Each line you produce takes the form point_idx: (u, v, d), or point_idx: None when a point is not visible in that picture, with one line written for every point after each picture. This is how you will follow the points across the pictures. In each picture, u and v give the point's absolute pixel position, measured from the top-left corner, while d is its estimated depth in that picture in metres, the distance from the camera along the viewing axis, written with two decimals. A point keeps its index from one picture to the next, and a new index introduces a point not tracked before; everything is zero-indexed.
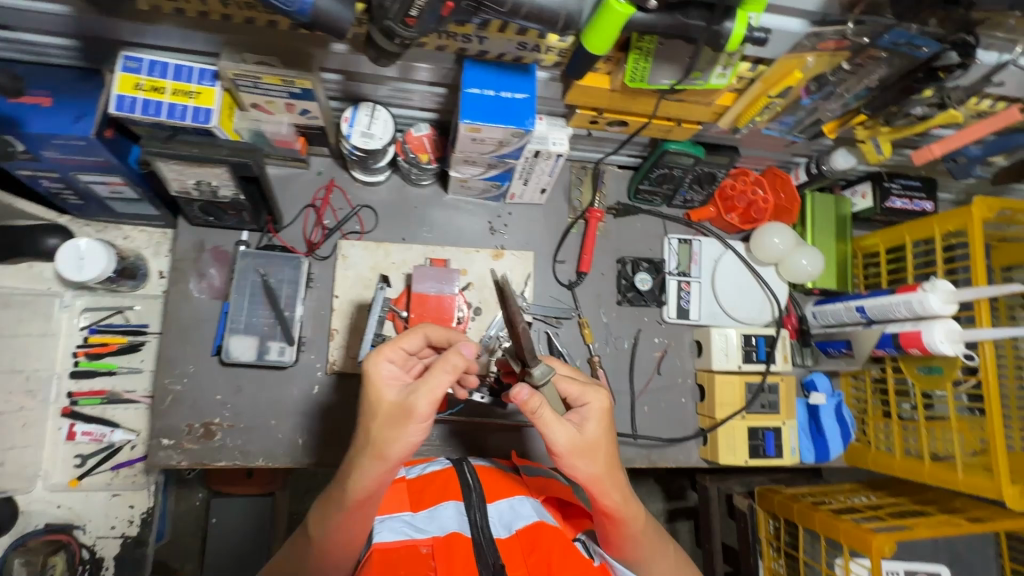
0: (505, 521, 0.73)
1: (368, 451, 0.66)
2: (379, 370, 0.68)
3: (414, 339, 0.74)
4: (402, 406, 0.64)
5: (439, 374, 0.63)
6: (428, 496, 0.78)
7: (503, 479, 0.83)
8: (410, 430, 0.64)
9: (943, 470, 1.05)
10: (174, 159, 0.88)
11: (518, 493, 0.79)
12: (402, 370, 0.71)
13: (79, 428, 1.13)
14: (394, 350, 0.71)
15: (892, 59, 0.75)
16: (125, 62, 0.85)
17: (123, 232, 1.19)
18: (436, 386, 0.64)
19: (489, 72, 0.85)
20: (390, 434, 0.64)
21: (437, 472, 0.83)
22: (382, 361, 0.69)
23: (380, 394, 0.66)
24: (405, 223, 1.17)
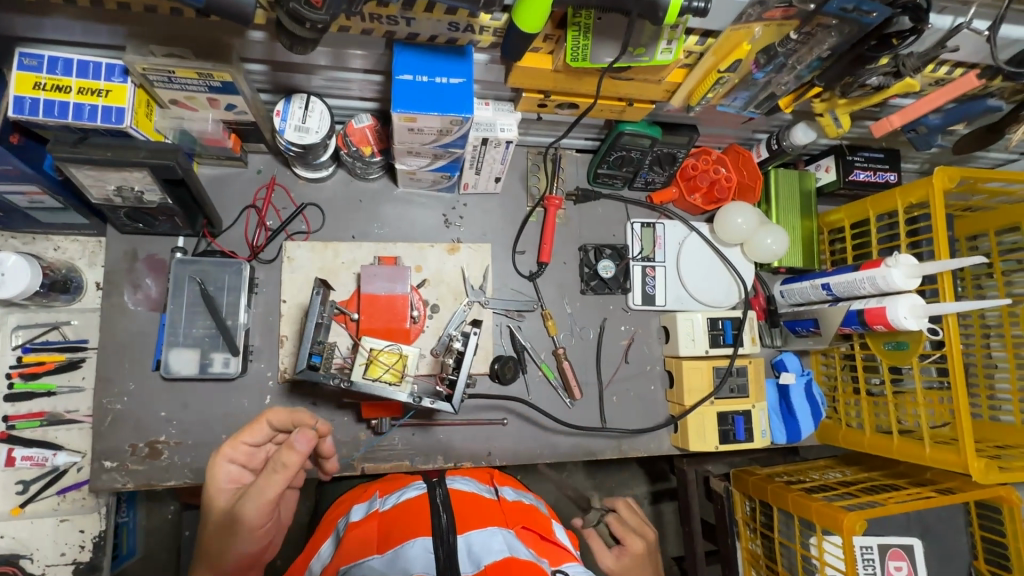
0: (476, 555, 0.72)
1: (205, 563, 0.77)
2: (219, 473, 0.82)
3: (257, 433, 0.83)
4: (226, 519, 0.77)
5: (271, 477, 0.75)
6: (397, 533, 0.76)
7: (477, 507, 0.82)
8: (240, 539, 0.77)
9: (911, 445, 1.05)
10: (87, 164, 0.81)
11: (492, 524, 0.78)
12: (241, 469, 0.84)
13: (18, 453, 1.07)
14: (234, 450, 0.83)
15: (841, 26, 0.70)
16: (22, 60, 0.78)
17: (53, 242, 1.11)
18: (271, 486, 0.75)
19: (421, 57, 0.79)
20: (224, 540, 0.77)
21: (408, 505, 0.82)
22: (221, 465, 0.83)
23: (214, 499, 0.81)
24: (354, 220, 1.11)
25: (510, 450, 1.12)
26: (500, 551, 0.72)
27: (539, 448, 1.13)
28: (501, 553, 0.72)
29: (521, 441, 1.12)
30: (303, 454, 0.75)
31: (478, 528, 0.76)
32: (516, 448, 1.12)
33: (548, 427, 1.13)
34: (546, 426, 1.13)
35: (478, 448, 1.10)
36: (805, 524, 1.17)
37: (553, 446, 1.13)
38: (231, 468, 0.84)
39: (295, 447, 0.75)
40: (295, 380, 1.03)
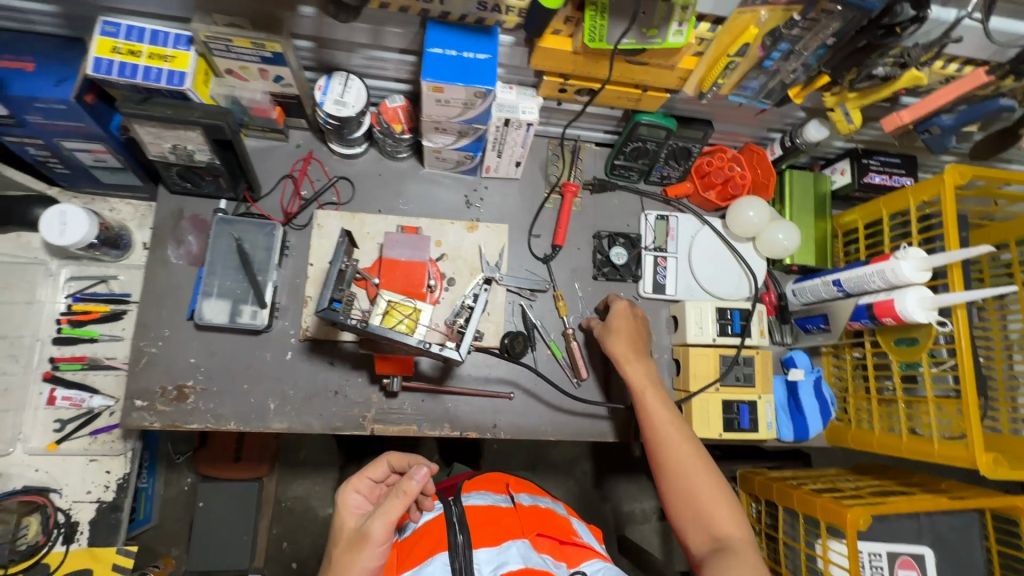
0: (493, 564, 0.81)
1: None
2: (348, 500, 0.87)
3: (380, 470, 0.91)
4: (360, 533, 0.79)
5: (392, 502, 0.78)
6: (416, 554, 0.84)
7: (493, 519, 0.89)
8: (367, 554, 0.77)
9: (920, 443, 1.04)
10: (149, 121, 0.91)
11: (506, 538, 0.85)
12: (366, 499, 0.89)
13: (59, 393, 1.16)
14: (361, 481, 0.89)
15: (846, 13, 0.76)
16: (103, 27, 0.88)
17: (110, 204, 1.22)
18: (388, 512, 0.78)
19: (451, 34, 0.86)
20: (351, 557, 0.78)
21: (427, 527, 0.90)
22: (350, 492, 0.88)
23: (345, 521, 0.85)
24: (381, 195, 1.19)
25: (515, 423, 1.14)
26: (514, 561, 0.81)
27: (544, 424, 1.15)
28: (515, 563, 0.81)
29: (525, 415, 1.15)
30: (420, 484, 0.79)
31: (491, 543, 0.84)
32: (521, 422, 1.14)
33: (553, 404, 1.16)
34: (552, 403, 1.16)
35: (484, 419, 1.13)
36: (811, 522, 1.15)
37: (557, 423, 1.15)
38: (358, 497, 0.88)
39: (413, 476, 0.79)
40: (315, 339, 1.09)
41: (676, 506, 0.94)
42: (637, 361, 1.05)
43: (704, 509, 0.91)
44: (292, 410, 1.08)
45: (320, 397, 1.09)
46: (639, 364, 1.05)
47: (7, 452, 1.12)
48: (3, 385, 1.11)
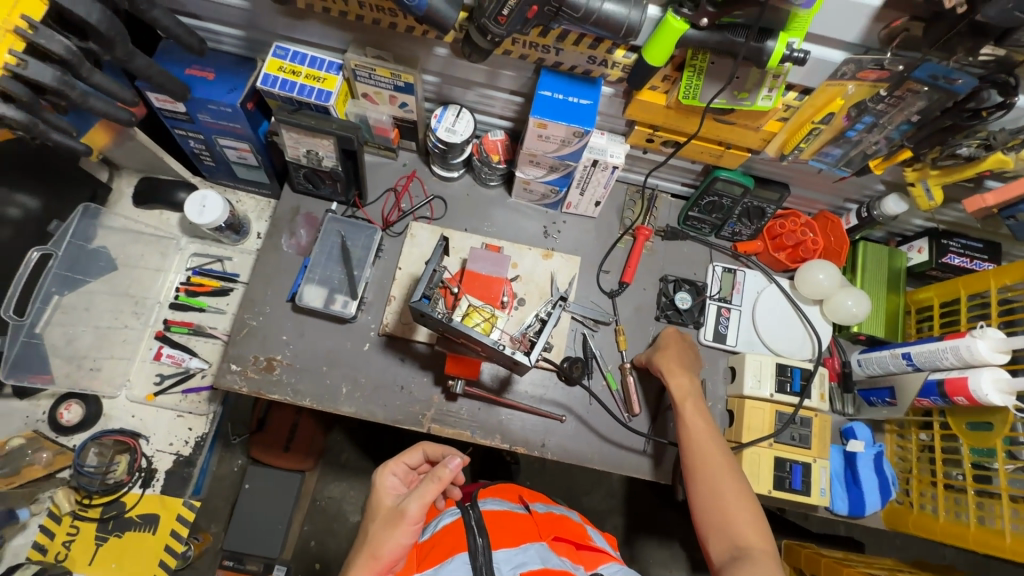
0: (512, 564, 0.83)
1: (366, 552, 0.80)
2: (385, 481, 0.92)
3: (415, 454, 0.96)
4: (397, 510, 0.81)
5: (427, 485, 0.81)
6: (436, 553, 0.86)
7: (510, 525, 0.92)
8: (401, 531, 0.79)
9: (990, 535, 1.00)
10: (295, 127, 1.08)
11: (523, 541, 0.89)
12: (402, 482, 0.93)
13: (165, 350, 1.31)
14: (398, 464, 0.94)
15: (932, 93, 0.82)
16: (275, 50, 1.08)
17: (238, 196, 1.42)
18: (425, 493, 0.81)
19: (561, 80, 0.99)
20: (386, 533, 0.80)
21: (446, 529, 0.91)
22: (387, 474, 0.92)
23: (382, 501, 0.89)
24: (469, 216, 1.31)
25: (562, 445, 1.18)
26: (533, 562, 0.84)
27: (590, 451, 1.18)
28: (535, 563, 0.83)
29: (573, 438, 1.18)
30: (455, 469, 0.82)
31: (510, 546, 0.87)
32: (568, 446, 1.18)
33: (602, 433, 1.19)
34: (601, 431, 1.19)
35: (533, 437, 1.18)
36: None
37: (604, 453, 1.18)
38: (394, 480, 0.93)
39: (448, 462, 0.82)
40: (392, 335, 1.19)
41: (703, 514, 0.94)
42: (682, 373, 1.09)
43: (731, 520, 0.91)
44: (361, 397, 1.17)
45: (388, 389, 1.18)
46: (683, 377, 1.09)
47: (114, 395, 1.27)
48: (122, 335, 1.30)
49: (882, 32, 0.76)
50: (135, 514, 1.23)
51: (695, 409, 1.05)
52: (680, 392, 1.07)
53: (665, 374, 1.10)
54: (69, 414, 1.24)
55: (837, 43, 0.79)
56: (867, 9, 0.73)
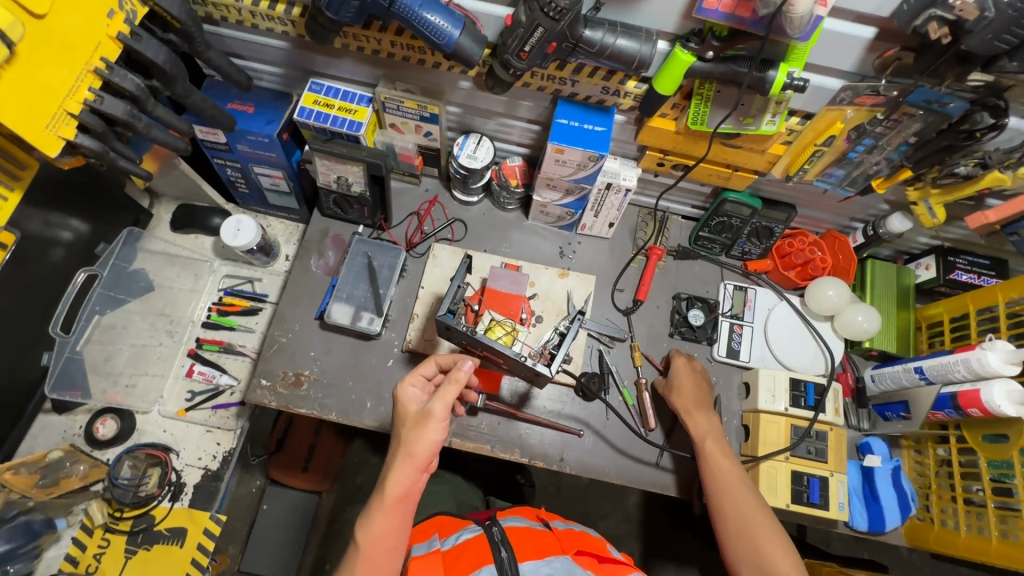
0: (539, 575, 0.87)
1: (402, 451, 0.90)
2: (406, 392, 0.98)
3: (430, 368, 1.03)
4: (424, 412, 0.92)
5: (447, 387, 0.92)
6: (461, 563, 0.90)
7: (534, 540, 0.95)
8: (431, 428, 0.90)
9: (1011, 548, 1.00)
10: (329, 155, 1.16)
11: (548, 556, 0.92)
12: (422, 393, 1.00)
13: (197, 368, 1.36)
14: (416, 377, 1.00)
15: (927, 116, 0.87)
16: (311, 86, 1.17)
17: (268, 221, 1.50)
18: (447, 395, 0.91)
19: (576, 109, 1.06)
20: (417, 433, 0.90)
21: (469, 541, 0.95)
22: (407, 386, 0.99)
23: (407, 408, 0.96)
24: (488, 238, 1.37)
25: (581, 459, 1.20)
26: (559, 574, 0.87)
27: (610, 466, 1.20)
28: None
29: (591, 453, 1.20)
30: (469, 373, 0.94)
31: (535, 558, 0.90)
32: (587, 461, 1.20)
33: (622, 448, 1.21)
34: (620, 448, 1.21)
35: (552, 452, 1.20)
36: None
37: (623, 467, 1.20)
38: (414, 391, 0.99)
39: (461, 367, 0.94)
40: (415, 351, 1.24)
41: (735, 550, 0.95)
42: (699, 413, 1.12)
43: (762, 553, 0.92)
44: (385, 411, 1.20)
45: None
46: (701, 417, 1.12)
47: (146, 411, 1.32)
48: (156, 353, 1.38)
49: (876, 61, 0.82)
50: (164, 527, 1.26)
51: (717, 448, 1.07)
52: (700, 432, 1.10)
53: (683, 415, 1.13)
54: (104, 429, 1.29)
55: (834, 72, 0.86)
56: (861, 40, 0.79)
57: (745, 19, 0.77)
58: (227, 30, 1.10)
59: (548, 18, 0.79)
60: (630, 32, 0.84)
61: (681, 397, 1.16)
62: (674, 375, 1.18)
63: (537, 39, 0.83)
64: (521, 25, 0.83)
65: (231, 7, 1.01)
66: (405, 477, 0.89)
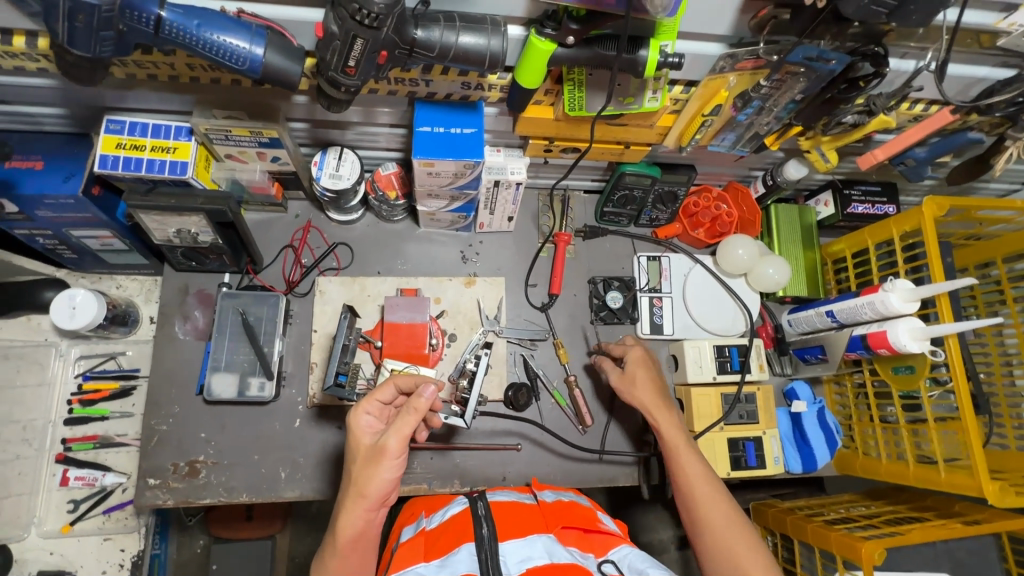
0: (519, 558, 0.74)
1: (353, 490, 0.77)
2: (359, 421, 0.82)
3: (387, 390, 0.85)
4: (378, 446, 0.77)
5: (405, 418, 0.76)
6: (440, 544, 0.79)
7: (517, 513, 0.85)
8: (384, 467, 0.75)
9: (926, 471, 1.05)
10: (154, 210, 0.94)
11: (532, 533, 0.80)
12: (378, 421, 0.83)
13: (72, 473, 1.17)
14: (371, 402, 0.83)
15: (809, 74, 0.80)
16: (107, 125, 0.92)
17: (116, 281, 1.25)
18: (402, 427, 0.76)
19: (437, 111, 0.91)
20: (369, 471, 0.76)
21: (451, 519, 0.84)
22: (360, 414, 0.82)
23: (359, 441, 0.80)
24: (379, 257, 1.22)
25: (524, 474, 1.15)
26: (540, 558, 0.74)
27: (556, 472, 1.16)
28: (542, 559, 0.74)
29: (534, 465, 1.15)
30: (431, 398, 0.78)
31: (518, 535, 0.79)
32: (531, 473, 1.15)
33: (566, 452, 1.17)
34: (562, 453, 1.17)
35: (493, 474, 1.14)
36: (827, 557, 1.14)
37: (570, 470, 1.16)
38: (369, 419, 0.83)
39: (422, 392, 0.77)
40: (322, 405, 1.11)
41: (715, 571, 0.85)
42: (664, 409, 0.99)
43: None
44: (304, 478, 1.08)
45: (329, 464, 1.09)
46: (668, 415, 0.99)
47: (22, 537, 1.13)
48: (16, 469, 1.13)
49: (751, 22, 0.72)
50: None
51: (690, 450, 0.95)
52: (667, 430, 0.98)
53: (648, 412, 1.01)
54: None
55: (711, 38, 0.77)
56: (732, 2, 0.69)
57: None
58: None
59: (363, 27, 0.62)
60: (473, 25, 0.70)
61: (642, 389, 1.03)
62: (630, 368, 1.05)
63: (360, 53, 0.65)
64: (335, 37, 0.65)
65: None
66: (357, 516, 0.76)
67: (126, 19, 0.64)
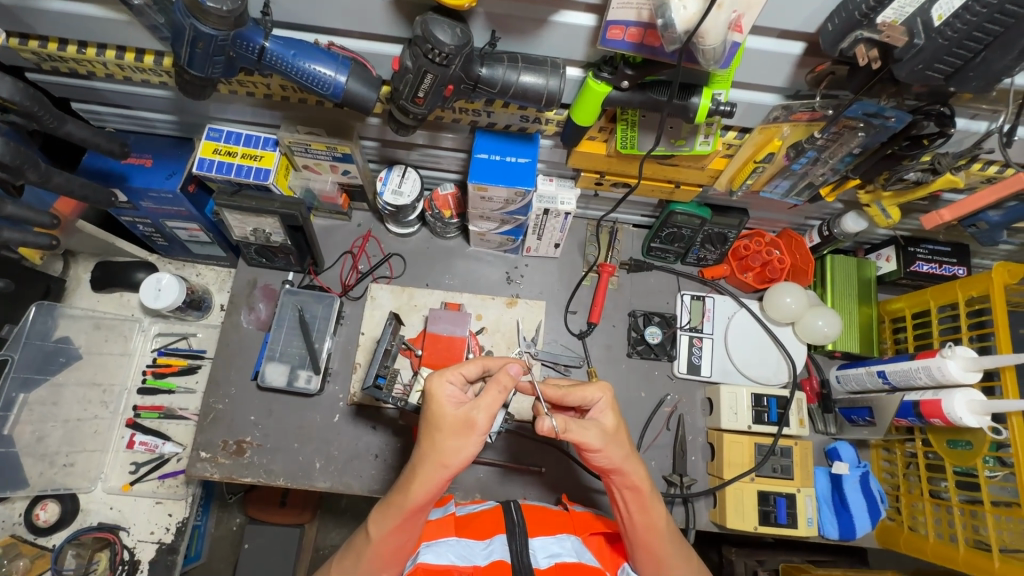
0: (547, 553, 0.82)
1: (432, 459, 0.75)
2: (443, 389, 0.76)
3: (473, 367, 0.80)
4: (465, 421, 0.74)
5: (494, 394, 0.75)
6: (474, 528, 0.87)
7: (547, 516, 0.91)
8: (471, 441, 0.74)
9: (979, 557, 0.96)
10: (237, 210, 1.05)
11: (559, 531, 0.88)
12: (458, 391, 0.78)
13: (138, 438, 1.28)
14: (456, 372, 0.78)
15: (869, 130, 0.79)
16: (208, 133, 1.04)
17: (197, 270, 1.40)
18: (490, 402, 0.75)
19: (497, 141, 0.98)
20: (454, 443, 0.74)
21: (483, 510, 0.91)
22: (444, 382, 0.76)
23: (442, 409, 0.75)
24: (430, 270, 1.29)
25: (544, 499, 1.13)
26: (567, 555, 0.83)
27: (579, 500, 1.14)
28: (569, 557, 0.82)
29: (558, 488, 1.14)
30: (517, 379, 0.77)
31: (546, 534, 0.86)
32: (555, 497, 1.14)
33: (589, 481, 1.15)
34: (588, 483, 1.15)
35: (514, 494, 1.13)
36: None
37: (592, 501, 1.14)
38: (451, 388, 0.77)
39: (510, 370, 0.77)
40: (360, 403, 1.17)
41: None
42: (636, 462, 0.83)
43: None
44: (336, 469, 1.14)
45: (361, 460, 1.15)
46: (639, 469, 0.83)
47: (89, 489, 1.24)
48: (93, 427, 1.26)
49: (808, 76, 0.74)
50: None
51: (654, 499, 0.85)
52: (631, 482, 0.83)
53: (614, 470, 0.81)
54: (46, 514, 1.21)
55: (766, 88, 0.78)
56: (788, 57, 0.71)
57: (656, 48, 0.67)
58: (101, 83, 0.99)
59: (434, 64, 0.69)
60: (534, 66, 0.75)
61: (588, 433, 0.79)
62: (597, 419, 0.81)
63: (429, 86, 0.72)
64: (409, 71, 0.72)
65: (95, 61, 0.90)
66: (432, 484, 0.75)
67: (236, 47, 0.74)
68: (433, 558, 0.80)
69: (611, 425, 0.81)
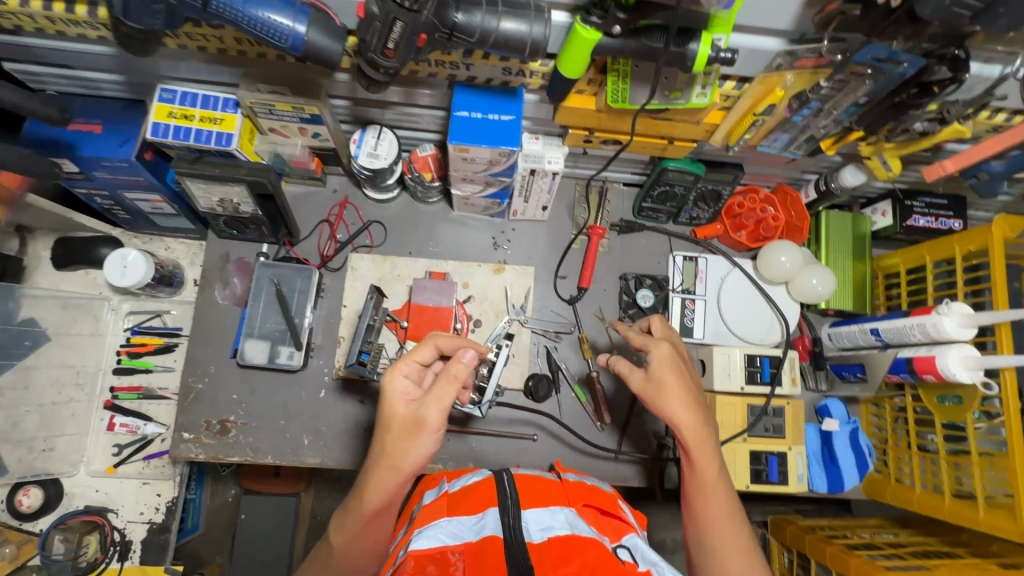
0: (540, 526, 0.80)
1: (384, 461, 0.72)
2: (394, 385, 0.75)
3: (427, 352, 0.79)
4: (414, 419, 0.72)
5: (444, 388, 0.71)
6: (465, 505, 0.85)
7: (541, 488, 0.90)
8: (422, 441, 0.71)
9: (964, 507, 0.98)
10: (200, 178, 0.97)
11: (553, 503, 0.86)
12: (413, 385, 0.77)
13: (118, 420, 1.25)
14: (409, 364, 0.78)
15: (877, 76, 0.74)
16: (160, 94, 0.95)
17: (165, 243, 1.31)
18: (439, 397, 0.72)
19: (477, 97, 0.90)
20: (404, 444, 0.72)
21: (475, 486, 0.89)
22: (396, 377, 0.76)
23: (392, 408, 0.74)
24: (412, 237, 1.23)
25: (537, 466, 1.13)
26: (561, 527, 0.80)
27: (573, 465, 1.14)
28: (564, 530, 0.79)
29: (551, 455, 1.14)
30: (470, 367, 0.72)
31: (540, 506, 0.84)
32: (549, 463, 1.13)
33: (582, 446, 1.14)
34: (581, 448, 1.14)
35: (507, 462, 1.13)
36: None
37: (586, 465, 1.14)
38: (405, 383, 0.76)
39: (461, 359, 0.71)
40: (347, 377, 1.14)
41: None
42: (698, 425, 0.83)
43: None
44: (325, 445, 1.12)
45: (350, 434, 1.13)
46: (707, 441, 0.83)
47: (72, 473, 1.21)
48: (69, 411, 1.21)
49: (816, 17, 0.67)
50: None
51: (719, 480, 0.83)
52: (697, 449, 0.83)
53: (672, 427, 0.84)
54: (28, 499, 1.18)
55: (769, 32, 0.72)
56: None
57: None
58: (32, 39, 0.89)
59: (403, 9, 0.61)
60: (516, 11, 0.67)
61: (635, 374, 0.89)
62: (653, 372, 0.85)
63: (399, 35, 0.64)
64: (375, 18, 0.64)
65: (19, 14, 0.80)
66: (386, 487, 0.73)
67: None
68: (424, 542, 0.76)
69: (665, 379, 0.85)
